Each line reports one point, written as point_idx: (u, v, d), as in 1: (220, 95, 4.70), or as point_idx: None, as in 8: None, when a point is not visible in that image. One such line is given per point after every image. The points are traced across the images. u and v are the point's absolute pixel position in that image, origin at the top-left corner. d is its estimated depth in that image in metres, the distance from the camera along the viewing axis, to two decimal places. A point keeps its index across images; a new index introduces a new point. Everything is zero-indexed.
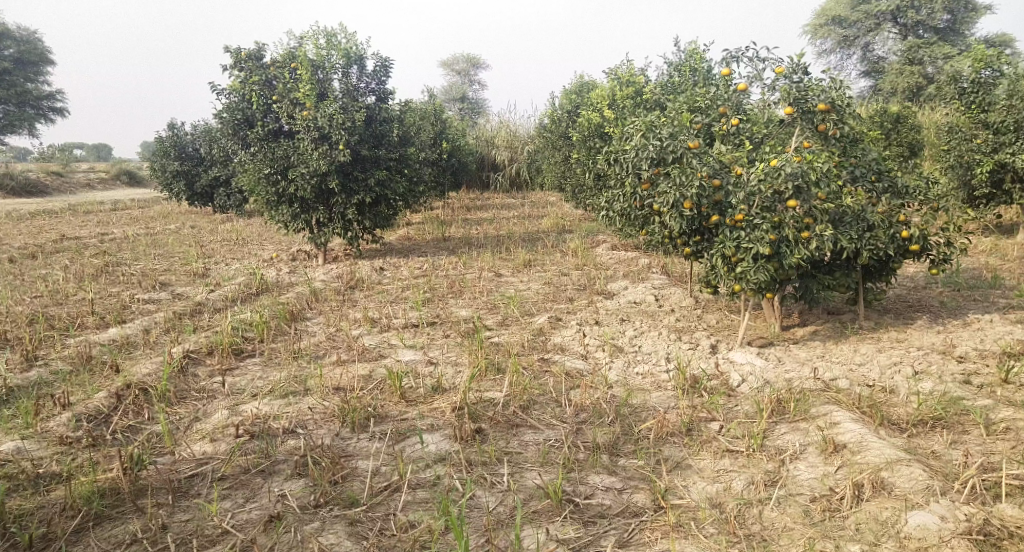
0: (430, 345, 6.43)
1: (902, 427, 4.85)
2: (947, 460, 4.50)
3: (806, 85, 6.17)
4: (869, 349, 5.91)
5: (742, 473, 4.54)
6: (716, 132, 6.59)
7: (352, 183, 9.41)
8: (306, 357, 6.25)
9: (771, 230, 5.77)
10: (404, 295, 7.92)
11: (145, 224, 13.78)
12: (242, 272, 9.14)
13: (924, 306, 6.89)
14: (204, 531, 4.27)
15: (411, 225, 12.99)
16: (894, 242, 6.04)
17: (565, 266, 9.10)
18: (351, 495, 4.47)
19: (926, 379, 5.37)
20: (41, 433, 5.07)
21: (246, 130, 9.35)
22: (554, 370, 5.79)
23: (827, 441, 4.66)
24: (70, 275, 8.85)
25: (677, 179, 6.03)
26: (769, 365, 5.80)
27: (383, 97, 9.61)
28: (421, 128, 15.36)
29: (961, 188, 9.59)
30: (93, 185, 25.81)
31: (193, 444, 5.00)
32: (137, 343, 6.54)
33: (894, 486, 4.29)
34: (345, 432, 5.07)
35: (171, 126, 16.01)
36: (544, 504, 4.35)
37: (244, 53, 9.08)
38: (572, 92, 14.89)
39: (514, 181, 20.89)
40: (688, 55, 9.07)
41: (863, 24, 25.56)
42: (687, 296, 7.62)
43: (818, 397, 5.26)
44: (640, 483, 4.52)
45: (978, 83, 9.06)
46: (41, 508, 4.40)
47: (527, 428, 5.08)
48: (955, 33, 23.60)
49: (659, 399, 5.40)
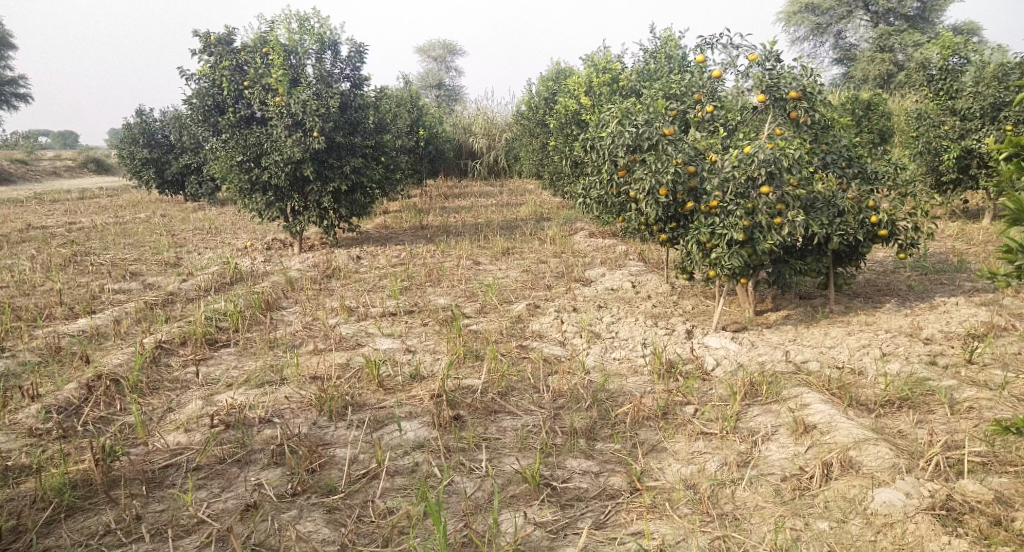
0: (408, 334, 6.47)
1: (870, 408, 4.98)
2: (913, 438, 4.63)
3: (778, 72, 6.23)
4: (838, 332, 6.03)
5: (715, 454, 4.64)
6: (692, 119, 6.66)
7: (328, 171, 9.37)
8: (283, 346, 6.25)
9: (744, 216, 5.85)
10: (381, 284, 7.93)
11: (114, 213, 13.62)
12: (216, 261, 9.08)
13: (892, 290, 7.03)
14: (180, 521, 4.28)
15: (388, 213, 12.98)
16: (863, 227, 6.18)
17: (543, 254, 9.15)
18: (329, 483, 4.50)
19: (894, 361, 5.50)
20: (10, 425, 5.04)
21: (217, 116, 9.27)
22: (532, 356, 5.85)
23: (798, 422, 4.76)
24: (37, 265, 8.74)
25: (653, 166, 6.08)
26: (742, 349, 5.90)
27: (358, 83, 9.56)
28: (397, 115, 15.28)
29: (930, 173, 9.76)
30: (59, 173, 25.43)
31: (167, 434, 4.99)
32: (108, 333, 6.50)
33: (862, 465, 4.41)
34: (322, 420, 5.09)
35: (139, 112, 15.77)
36: (522, 489, 4.41)
37: (214, 37, 9.01)
38: (549, 79, 14.91)
39: (491, 168, 20.88)
40: (663, 42, 9.13)
41: (835, 11, 25.82)
42: (663, 282, 7.71)
43: (790, 380, 5.36)
44: (616, 466, 4.60)
45: (945, 70, 9.27)
46: (11, 501, 4.38)
47: (505, 414, 5.14)
48: (925, 21, 23.92)
49: (635, 384, 5.48)
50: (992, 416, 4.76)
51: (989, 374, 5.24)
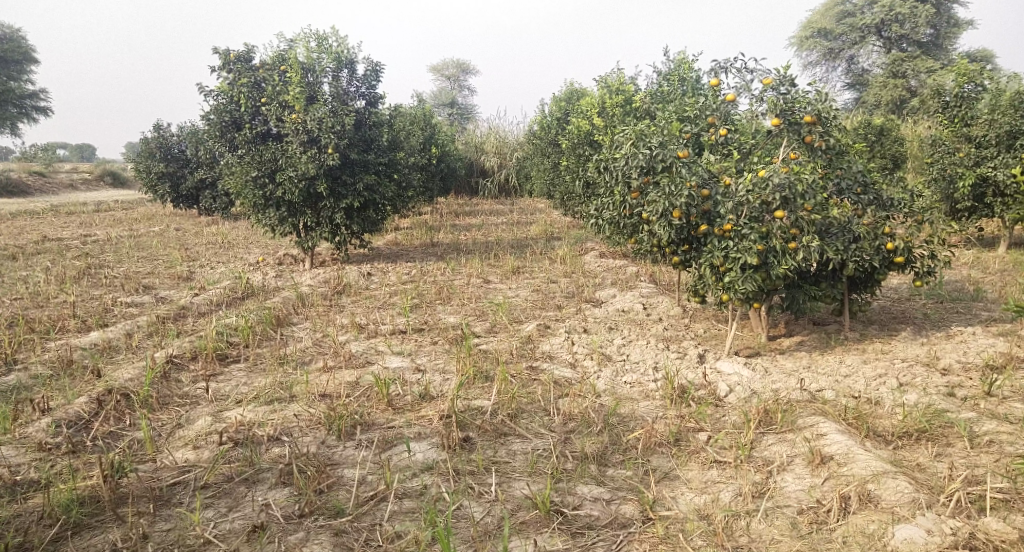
0: (418, 352, 6.43)
1: (888, 439, 4.89)
2: (932, 472, 4.54)
3: (792, 97, 6.20)
4: (854, 360, 5.96)
5: (729, 484, 4.56)
6: (705, 142, 6.65)
7: (341, 188, 9.40)
8: (292, 363, 6.22)
9: (758, 240, 5.80)
10: (392, 301, 7.91)
11: (128, 226, 13.67)
12: (228, 276, 9.08)
13: (908, 318, 6.95)
14: (186, 541, 4.24)
15: (399, 230, 12.99)
16: (879, 253, 6.11)
17: (553, 273, 9.14)
18: (337, 505, 4.45)
19: (911, 391, 5.42)
20: (19, 439, 5.03)
21: (233, 132, 9.32)
22: (543, 379, 5.79)
23: (814, 453, 4.69)
24: (51, 277, 8.78)
25: (666, 188, 6.04)
26: (756, 375, 5.82)
27: (373, 101, 9.60)
28: (410, 132, 15.31)
29: (945, 201, 9.69)
30: (76, 185, 25.63)
31: (176, 451, 4.96)
32: (119, 347, 6.50)
33: (881, 499, 4.32)
34: (331, 440, 5.05)
35: (156, 127, 15.91)
36: (533, 516, 4.35)
37: (233, 54, 9.07)
38: (562, 99, 14.89)
39: (502, 187, 20.91)
40: (677, 64, 9.11)
41: (848, 37, 25.82)
42: (675, 305, 7.66)
43: (804, 409, 5.28)
44: (628, 493, 4.53)
45: (960, 98, 9.19)
46: (18, 517, 4.36)
47: (515, 437, 5.08)
48: (938, 48, 23.77)
49: (647, 409, 5.41)
50: (1013, 450, 4.68)
51: (1009, 407, 5.16)
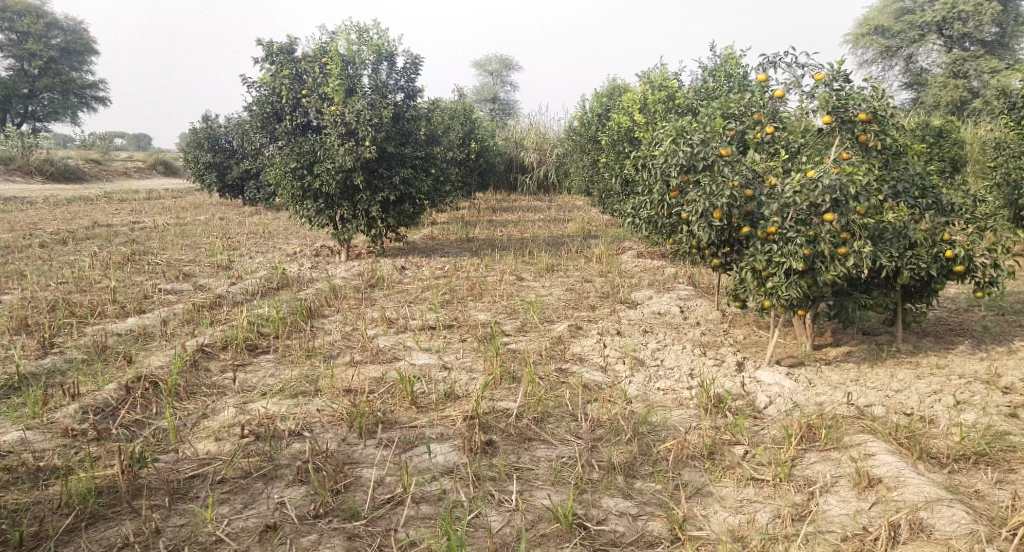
0: (446, 349, 6.23)
1: (943, 462, 4.54)
2: (992, 501, 4.19)
3: (846, 93, 5.84)
4: (906, 374, 5.58)
5: (767, 504, 4.26)
6: (751, 140, 6.33)
7: (377, 181, 9.25)
8: (320, 356, 6.07)
9: (805, 244, 5.47)
10: (423, 297, 7.73)
11: (175, 214, 13.76)
12: (265, 266, 9.01)
13: (966, 330, 6.53)
14: (198, 538, 4.09)
15: (436, 225, 12.84)
16: (937, 261, 5.73)
17: (589, 272, 8.88)
18: (352, 506, 4.27)
19: (968, 411, 5.05)
20: (47, 424, 4.96)
21: (275, 124, 9.26)
22: (572, 382, 5.54)
23: (860, 475, 4.36)
24: (95, 262, 8.80)
25: (707, 188, 5.74)
26: (798, 386, 5.49)
27: (412, 94, 9.45)
28: (450, 127, 15.14)
29: (1008, 207, 9.16)
30: (131, 174, 26.09)
31: (198, 443, 4.84)
32: (154, 334, 6.43)
33: (934, 529, 3.99)
34: (351, 437, 4.88)
35: (205, 118, 16.02)
36: (554, 529, 4.11)
37: (276, 46, 9.03)
38: (605, 94, 14.58)
39: (542, 183, 20.67)
40: (724, 60, 8.78)
41: (907, 35, 24.93)
42: (715, 309, 7.34)
43: (851, 425, 4.94)
44: (656, 509, 4.26)
45: None
46: (36, 504, 4.26)
47: (541, 443, 4.84)
48: (1003, 47, 22.85)
49: (681, 418, 5.13)
50: None
51: None
